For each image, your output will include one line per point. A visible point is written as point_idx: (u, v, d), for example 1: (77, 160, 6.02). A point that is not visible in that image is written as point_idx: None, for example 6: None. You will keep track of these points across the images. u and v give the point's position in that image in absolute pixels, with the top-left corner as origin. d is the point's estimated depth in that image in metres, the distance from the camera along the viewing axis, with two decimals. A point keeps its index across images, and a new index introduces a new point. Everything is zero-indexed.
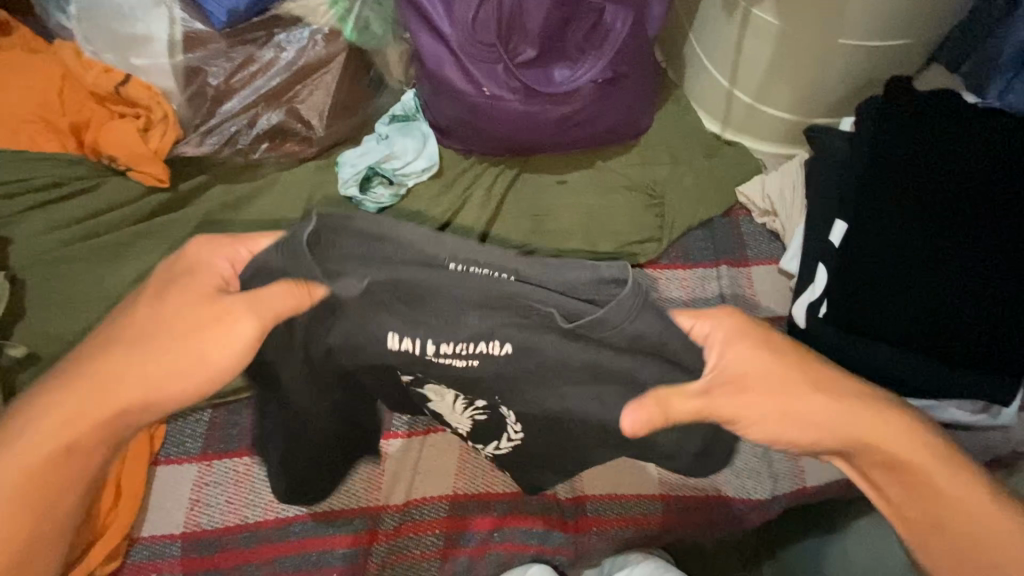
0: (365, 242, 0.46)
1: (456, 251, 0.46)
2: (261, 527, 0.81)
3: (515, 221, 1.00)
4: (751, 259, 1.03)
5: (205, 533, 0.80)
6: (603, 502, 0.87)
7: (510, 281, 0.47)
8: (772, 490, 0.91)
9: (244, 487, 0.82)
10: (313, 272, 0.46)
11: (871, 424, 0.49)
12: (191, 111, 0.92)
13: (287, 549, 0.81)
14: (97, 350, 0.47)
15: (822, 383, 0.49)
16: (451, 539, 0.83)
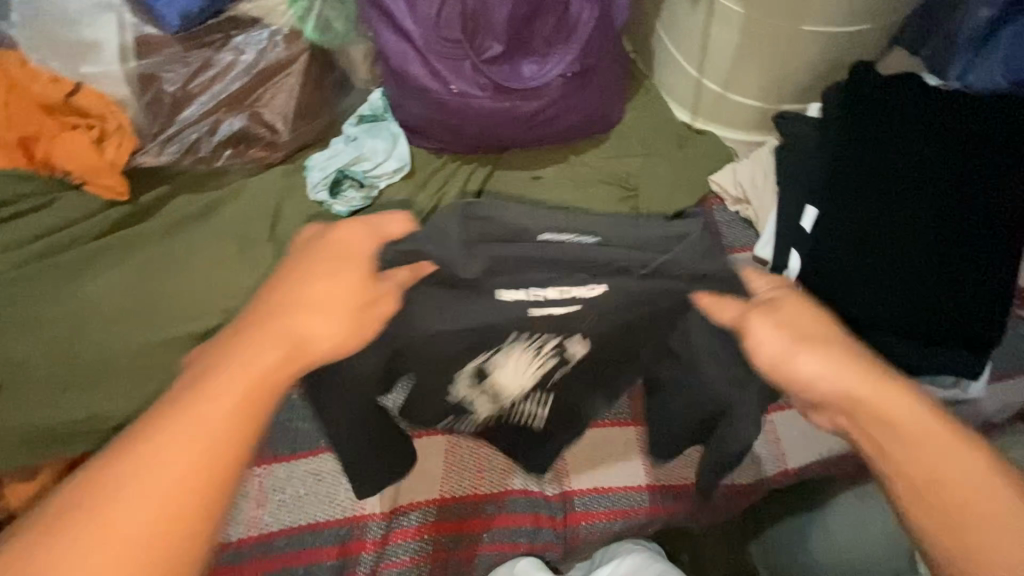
0: (486, 224, 0.49)
1: (553, 222, 0.49)
2: (243, 545, 0.79)
3: None
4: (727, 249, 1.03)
5: (229, 544, 0.79)
6: (590, 496, 0.87)
7: (598, 241, 0.50)
8: (754, 473, 0.92)
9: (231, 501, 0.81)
10: (456, 257, 0.49)
11: (874, 389, 0.47)
12: (148, 118, 0.88)
13: (274, 565, 0.79)
14: (255, 324, 0.42)
15: (835, 355, 0.48)
16: (439, 543, 0.82)
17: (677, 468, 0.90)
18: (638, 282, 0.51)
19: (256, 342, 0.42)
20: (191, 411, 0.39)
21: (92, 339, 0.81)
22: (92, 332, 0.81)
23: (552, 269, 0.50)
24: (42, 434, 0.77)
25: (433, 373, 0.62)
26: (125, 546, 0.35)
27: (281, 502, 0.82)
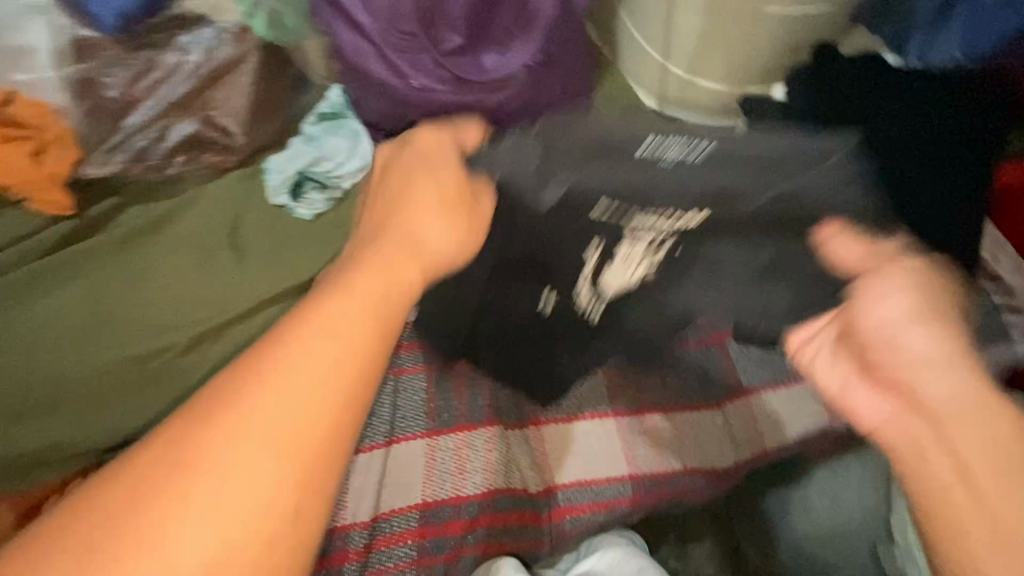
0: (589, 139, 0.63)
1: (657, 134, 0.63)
2: (335, 533, 0.79)
3: None
4: None
5: (351, 525, 0.80)
6: (574, 490, 0.88)
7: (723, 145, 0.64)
8: (734, 458, 0.93)
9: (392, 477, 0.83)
10: (535, 184, 0.65)
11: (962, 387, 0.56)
12: (90, 127, 0.85)
13: (366, 555, 0.80)
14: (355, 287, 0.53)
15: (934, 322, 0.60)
16: (424, 549, 0.81)
17: (659, 457, 0.90)
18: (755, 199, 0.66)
19: (390, 263, 0.57)
20: (352, 320, 0.51)
21: (44, 363, 0.76)
22: (45, 356, 0.77)
23: (670, 180, 0.64)
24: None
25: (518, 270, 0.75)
26: (264, 475, 0.44)
27: None
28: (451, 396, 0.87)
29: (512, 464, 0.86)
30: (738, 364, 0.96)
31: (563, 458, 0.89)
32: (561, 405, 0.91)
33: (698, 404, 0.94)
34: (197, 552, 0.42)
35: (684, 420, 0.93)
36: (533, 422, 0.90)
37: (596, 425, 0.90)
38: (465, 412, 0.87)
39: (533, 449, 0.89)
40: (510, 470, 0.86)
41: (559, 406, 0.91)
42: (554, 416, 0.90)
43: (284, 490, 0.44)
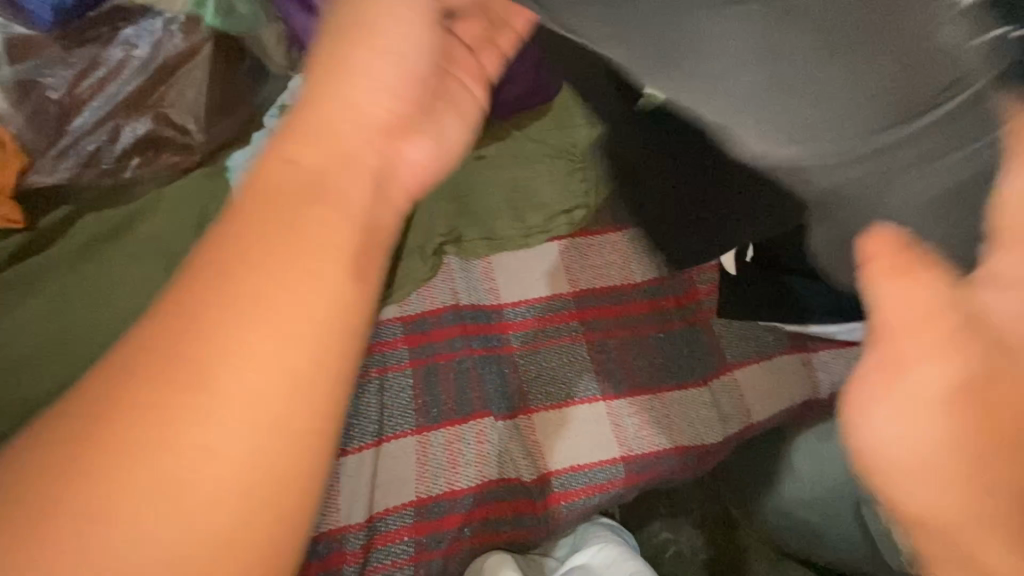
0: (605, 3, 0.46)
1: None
2: (369, 523, 0.80)
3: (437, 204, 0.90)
4: None
5: (382, 513, 0.81)
6: (567, 475, 0.88)
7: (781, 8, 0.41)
8: (724, 432, 0.93)
9: (427, 464, 0.83)
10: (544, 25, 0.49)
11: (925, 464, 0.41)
12: (36, 133, 0.80)
13: (401, 536, 0.80)
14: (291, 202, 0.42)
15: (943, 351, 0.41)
16: (422, 544, 0.80)
17: (650, 437, 0.90)
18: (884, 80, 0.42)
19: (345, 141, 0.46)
20: (321, 215, 0.43)
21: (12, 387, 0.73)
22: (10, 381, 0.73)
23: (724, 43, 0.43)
24: None
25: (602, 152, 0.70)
26: (241, 420, 0.37)
27: None
28: (438, 390, 0.86)
29: (503, 456, 0.86)
30: (723, 339, 0.96)
31: (556, 445, 0.88)
32: (550, 392, 0.90)
33: (685, 381, 0.94)
34: (177, 489, 0.36)
35: (672, 398, 0.93)
36: (523, 412, 0.88)
37: (586, 410, 0.90)
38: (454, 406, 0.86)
39: (524, 439, 0.87)
40: (502, 461, 0.85)
41: (546, 394, 0.90)
42: (542, 404, 0.89)
43: (275, 418, 0.38)
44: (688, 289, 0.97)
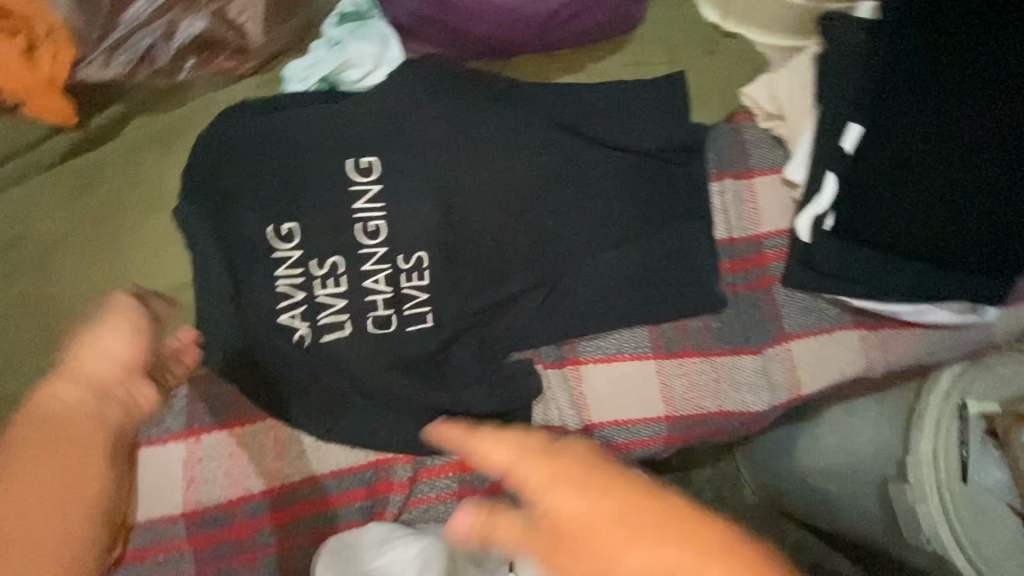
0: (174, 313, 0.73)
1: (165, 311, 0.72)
2: (291, 489, 0.74)
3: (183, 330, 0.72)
4: (756, 169, 0.94)
5: (284, 485, 0.74)
6: (610, 429, 0.87)
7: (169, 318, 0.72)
8: (769, 401, 0.91)
9: (291, 454, 0.75)
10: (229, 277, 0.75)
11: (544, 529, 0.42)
12: (83, 19, 0.72)
13: (311, 510, 0.75)
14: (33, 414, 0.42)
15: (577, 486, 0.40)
16: (466, 482, 0.80)
17: (696, 397, 0.89)
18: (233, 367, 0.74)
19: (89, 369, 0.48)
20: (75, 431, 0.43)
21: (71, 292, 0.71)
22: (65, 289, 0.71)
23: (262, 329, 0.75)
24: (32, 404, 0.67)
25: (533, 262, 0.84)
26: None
27: (301, 451, 0.75)
28: None
29: (549, 407, 0.86)
30: (784, 308, 0.92)
31: (603, 397, 0.87)
32: (599, 345, 0.87)
33: (739, 347, 0.92)
34: None
35: (723, 363, 0.91)
36: (571, 362, 0.87)
37: (635, 366, 0.88)
38: (504, 349, 0.83)
39: (570, 389, 0.87)
40: (548, 408, 0.86)
41: (596, 346, 0.87)
42: (591, 355, 0.87)
43: None
44: (754, 254, 0.93)
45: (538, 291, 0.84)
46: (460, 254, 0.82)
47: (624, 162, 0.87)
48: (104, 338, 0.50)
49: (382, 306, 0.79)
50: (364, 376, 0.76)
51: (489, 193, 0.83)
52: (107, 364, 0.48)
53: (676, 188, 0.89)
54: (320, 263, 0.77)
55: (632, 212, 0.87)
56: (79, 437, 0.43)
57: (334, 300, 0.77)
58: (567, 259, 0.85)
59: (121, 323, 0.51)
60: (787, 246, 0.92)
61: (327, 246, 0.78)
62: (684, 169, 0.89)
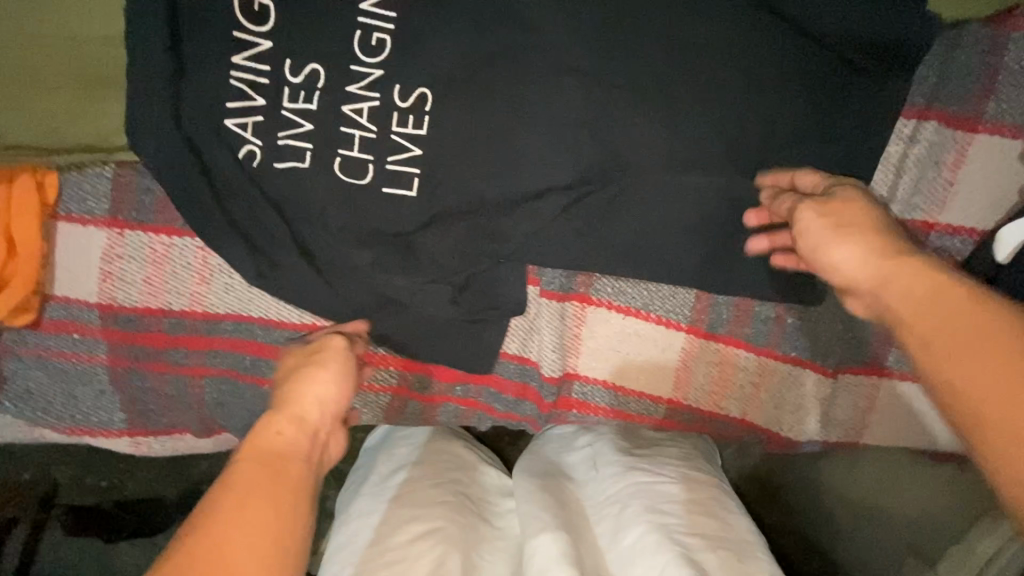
0: (52, 118, 0.58)
1: (45, 107, 0.58)
2: (224, 321, 0.66)
3: (41, 111, 0.58)
4: (990, 120, 0.57)
5: (212, 314, 0.65)
6: (595, 388, 0.71)
7: (50, 116, 0.58)
8: (812, 435, 0.70)
9: (225, 288, 0.64)
10: (158, 58, 0.55)
11: (871, 260, 0.45)
12: None
13: (237, 348, 0.67)
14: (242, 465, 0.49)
15: (863, 231, 0.47)
16: (405, 381, 0.70)
17: (717, 394, 0.70)
18: (136, 192, 0.61)
19: (306, 410, 0.55)
20: (290, 464, 0.50)
21: None
22: None
23: (178, 143, 0.58)
24: None
25: (587, 160, 0.59)
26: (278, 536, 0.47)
27: (229, 285, 0.64)
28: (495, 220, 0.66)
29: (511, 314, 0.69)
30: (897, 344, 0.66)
31: (601, 350, 0.69)
32: (622, 290, 0.66)
33: (808, 360, 0.68)
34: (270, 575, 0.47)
35: (776, 369, 0.68)
36: (579, 296, 0.67)
37: (656, 330, 0.68)
38: (500, 255, 0.62)
39: (564, 328, 0.68)
40: (529, 337, 0.69)
41: (617, 291, 0.66)
42: (606, 298, 0.67)
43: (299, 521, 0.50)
44: None
45: (569, 193, 0.60)
46: (483, 113, 0.57)
47: (777, 48, 0.54)
48: (322, 383, 0.57)
49: (358, 148, 0.59)
50: (315, 232, 0.61)
51: (546, 39, 0.55)
52: (316, 409, 0.56)
53: (840, 114, 0.56)
54: (293, 66, 0.56)
55: (754, 132, 0.56)
56: (283, 466, 0.50)
57: (299, 120, 0.58)
58: (626, 169, 0.59)
59: (330, 372, 0.58)
60: (965, 255, 0.60)
61: (306, 45, 0.56)
62: (863, 85, 0.55)
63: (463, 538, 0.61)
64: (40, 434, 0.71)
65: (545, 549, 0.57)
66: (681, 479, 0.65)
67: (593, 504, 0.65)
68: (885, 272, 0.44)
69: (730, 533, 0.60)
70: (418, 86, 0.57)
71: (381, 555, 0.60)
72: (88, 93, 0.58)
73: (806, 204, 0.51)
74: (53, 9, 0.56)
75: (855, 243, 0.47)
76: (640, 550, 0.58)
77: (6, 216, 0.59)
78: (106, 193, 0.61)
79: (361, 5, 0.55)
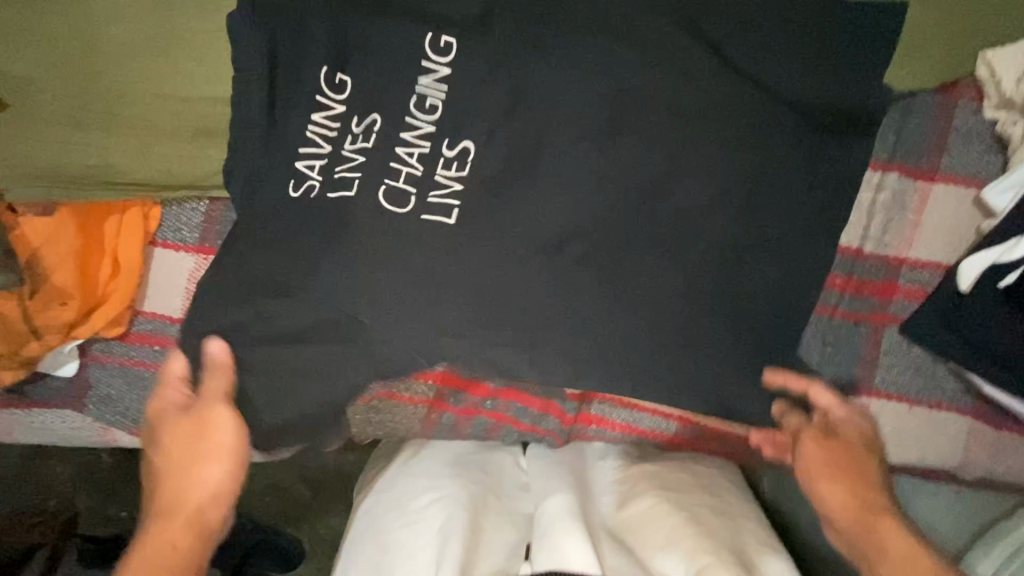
0: (157, 162, 0.69)
1: (152, 153, 0.69)
2: None
3: (148, 155, 0.69)
4: (943, 172, 0.68)
5: None
6: (610, 404, 0.79)
7: (154, 161, 0.69)
8: None
9: None
10: (255, 115, 0.68)
11: (859, 507, 0.63)
12: None
13: None
14: (143, 541, 0.61)
15: (851, 477, 0.64)
16: (441, 394, 0.79)
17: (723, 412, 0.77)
18: (223, 224, 0.72)
19: (190, 484, 0.64)
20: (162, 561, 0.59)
21: (106, 79, 0.66)
22: (100, 74, 0.66)
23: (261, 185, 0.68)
24: (62, 179, 0.68)
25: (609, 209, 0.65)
26: None
27: None
28: None
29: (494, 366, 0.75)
30: (886, 357, 0.72)
31: None
32: None
33: None
34: None
35: None
36: None
37: None
38: (514, 292, 0.66)
39: None
40: None
41: None
42: None
43: None
44: (882, 279, 0.70)
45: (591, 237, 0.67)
46: (518, 163, 0.66)
47: (770, 113, 0.64)
48: (212, 474, 0.65)
49: (404, 184, 0.67)
50: (352, 268, 0.66)
51: (575, 101, 0.64)
52: (200, 502, 0.64)
53: (821, 169, 0.66)
54: (359, 119, 0.67)
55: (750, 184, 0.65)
56: (167, 538, 0.61)
57: (354, 156, 0.67)
58: (641, 214, 0.66)
59: (225, 457, 0.66)
60: (932, 285, 0.69)
61: (372, 105, 0.67)
62: (840, 145, 0.65)
63: (471, 502, 0.69)
64: (113, 438, 0.79)
65: (556, 506, 0.68)
66: (687, 466, 0.75)
67: (599, 484, 0.76)
68: (865, 525, 0.62)
69: (734, 509, 0.71)
70: (463, 143, 0.66)
71: (406, 513, 0.69)
72: (190, 142, 0.69)
73: (813, 437, 0.67)
74: (165, 76, 0.67)
75: (845, 492, 0.64)
76: (648, 513, 0.69)
77: (114, 241, 0.70)
78: (199, 223, 0.72)
79: (420, 78, 0.66)
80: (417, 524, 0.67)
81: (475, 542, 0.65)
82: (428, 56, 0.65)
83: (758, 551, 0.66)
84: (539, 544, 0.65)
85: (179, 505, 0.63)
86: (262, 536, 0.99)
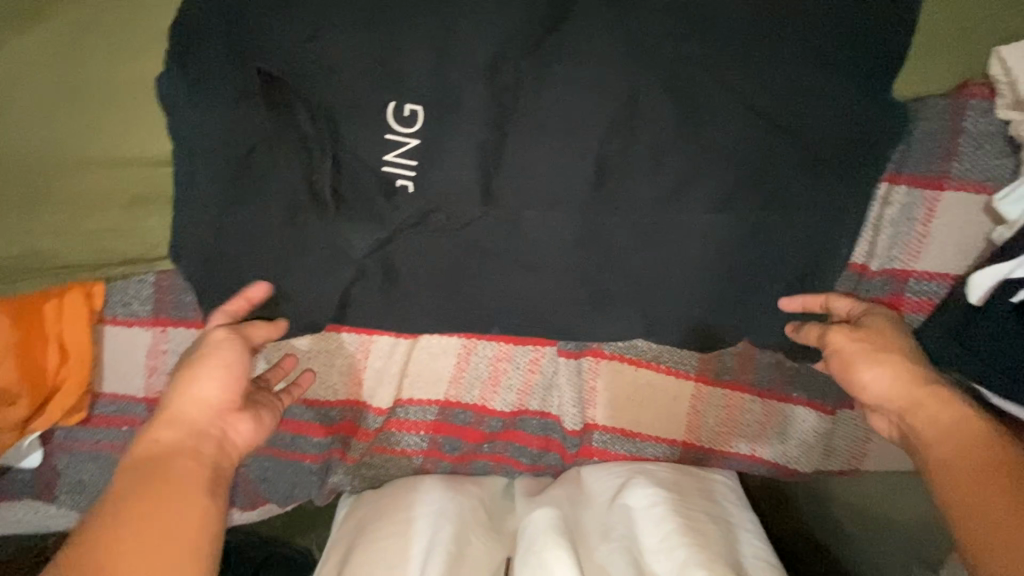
0: (90, 239, 0.61)
1: (83, 231, 0.61)
2: None
3: (78, 232, 0.61)
4: (953, 179, 0.63)
5: None
6: (612, 436, 0.76)
7: (86, 240, 0.61)
8: (818, 465, 0.76)
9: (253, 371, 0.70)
10: (195, 178, 0.60)
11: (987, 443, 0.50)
12: None
13: None
14: (161, 454, 0.51)
15: (880, 356, 0.58)
16: (436, 443, 0.76)
17: (727, 436, 0.76)
18: (176, 295, 0.65)
19: (200, 393, 0.54)
20: (182, 465, 0.50)
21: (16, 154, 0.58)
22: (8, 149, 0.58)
23: (219, 256, 0.62)
24: None
25: (596, 254, 0.65)
26: (173, 522, 0.47)
27: None
28: None
29: (513, 365, 0.73)
30: None
31: (620, 403, 0.75)
32: (632, 346, 0.72)
33: (808, 400, 0.73)
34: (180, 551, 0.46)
35: (781, 408, 0.74)
36: (591, 353, 0.73)
37: (668, 381, 0.74)
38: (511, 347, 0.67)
39: (582, 383, 0.74)
40: (548, 395, 0.75)
41: (628, 347, 0.72)
42: (618, 353, 0.73)
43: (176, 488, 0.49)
44: (889, 294, 0.67)
45: (579, 272, 0.66)
46: None
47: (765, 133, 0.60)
48: (207, 379, 0.55)
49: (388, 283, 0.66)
50: None
51: (556, 149, 0.61)
52: (200, 406, 0.54)
53: (820, 186, 0.62)
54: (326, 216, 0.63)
55: (741, 210, 0.63)
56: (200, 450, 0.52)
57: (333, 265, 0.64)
58: (629, 245, 0.65)
59: (219, 364, 0.56)
60: (941, 297, 0.66)
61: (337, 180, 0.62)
62: (839, 165, 0.61)
63: (460, 518, 0.68)
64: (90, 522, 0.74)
65: (540, 521, 0.66)
66: (680, 469, 0.74)
67: (595, 485, 0.73)
68: (913, 401, 0.55)
69: (732, 515, 0.70)
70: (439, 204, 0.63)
71: (390, 525, 0.67)
72: (124, 213, 0.61)
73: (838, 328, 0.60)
74: (80, 142, 0.58)
75: (882, 366, 0.57)
76: (644, 519, 0.66)
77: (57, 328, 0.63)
78: (151, 297, 0.65)
79: (386, 158, 0.61)
80: (401, 533, 0.66)
81: (459, 556, 0.63)
82: (393, 130, 0.60)
83: (750, 562, 0.65)
84: (523, 559, 0.63)
85: (190, 412, 0.53)
86: (271, 549, 0.97)
